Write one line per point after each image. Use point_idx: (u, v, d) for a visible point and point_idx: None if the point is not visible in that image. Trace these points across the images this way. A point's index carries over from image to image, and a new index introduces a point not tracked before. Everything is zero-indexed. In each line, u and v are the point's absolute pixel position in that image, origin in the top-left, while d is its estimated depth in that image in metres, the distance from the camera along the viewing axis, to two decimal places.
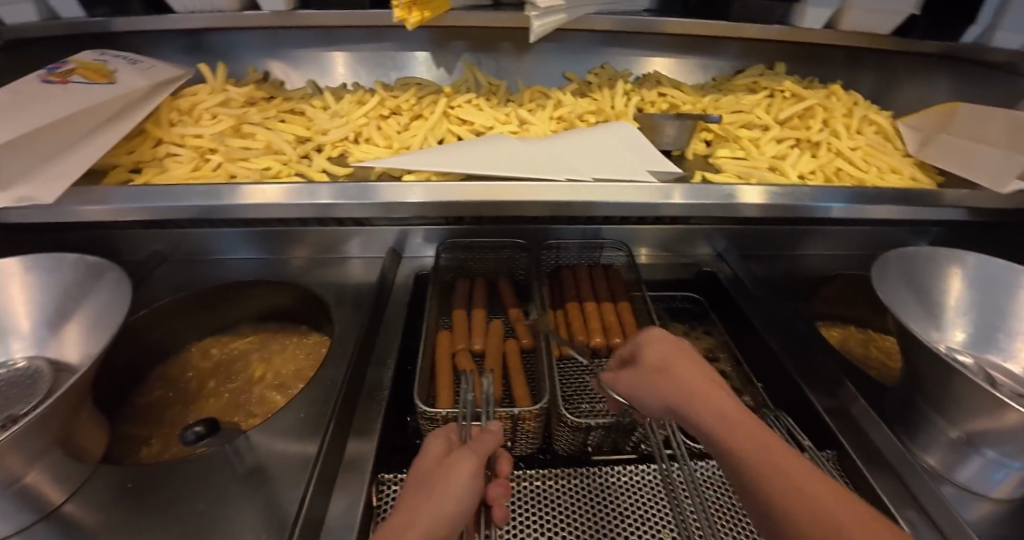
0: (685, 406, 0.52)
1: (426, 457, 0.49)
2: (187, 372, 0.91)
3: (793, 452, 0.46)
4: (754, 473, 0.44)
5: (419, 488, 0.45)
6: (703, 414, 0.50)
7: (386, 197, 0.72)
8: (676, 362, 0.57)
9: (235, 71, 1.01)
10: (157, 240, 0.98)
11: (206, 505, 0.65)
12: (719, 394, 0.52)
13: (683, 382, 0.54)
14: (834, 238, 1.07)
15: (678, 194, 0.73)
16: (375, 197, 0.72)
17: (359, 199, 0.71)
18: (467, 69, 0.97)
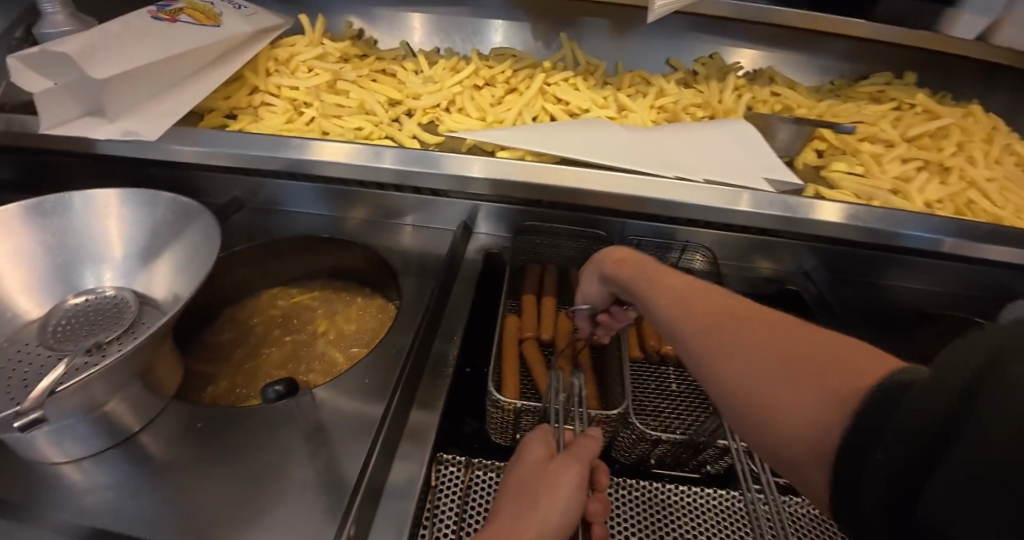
0: (646, 294, 0.54)
1: (529, 460, 0.52)
2: (254, 319, 0.92)
3: (725, 318, 0.45)
4: (699, 334, 0.44)
5: (523, 491, 0.49)
6: (658, 300, 0.52)
7: (450, 168, 0.70)
8: (636, 262, 0.60)
9: (330, 26, 0.99)
10: (237, 186, 0.99)
11: (270, 457, 0.66)
12: (678, 280, 0.53)
13: (643, 271, 0.57)
14: (925, 270, 0.96)
15: (746, 201, 0.68)
16: (439, 167, 0.70)
17: (424, 167, 0.69)
18: (566, 44, 0.92)
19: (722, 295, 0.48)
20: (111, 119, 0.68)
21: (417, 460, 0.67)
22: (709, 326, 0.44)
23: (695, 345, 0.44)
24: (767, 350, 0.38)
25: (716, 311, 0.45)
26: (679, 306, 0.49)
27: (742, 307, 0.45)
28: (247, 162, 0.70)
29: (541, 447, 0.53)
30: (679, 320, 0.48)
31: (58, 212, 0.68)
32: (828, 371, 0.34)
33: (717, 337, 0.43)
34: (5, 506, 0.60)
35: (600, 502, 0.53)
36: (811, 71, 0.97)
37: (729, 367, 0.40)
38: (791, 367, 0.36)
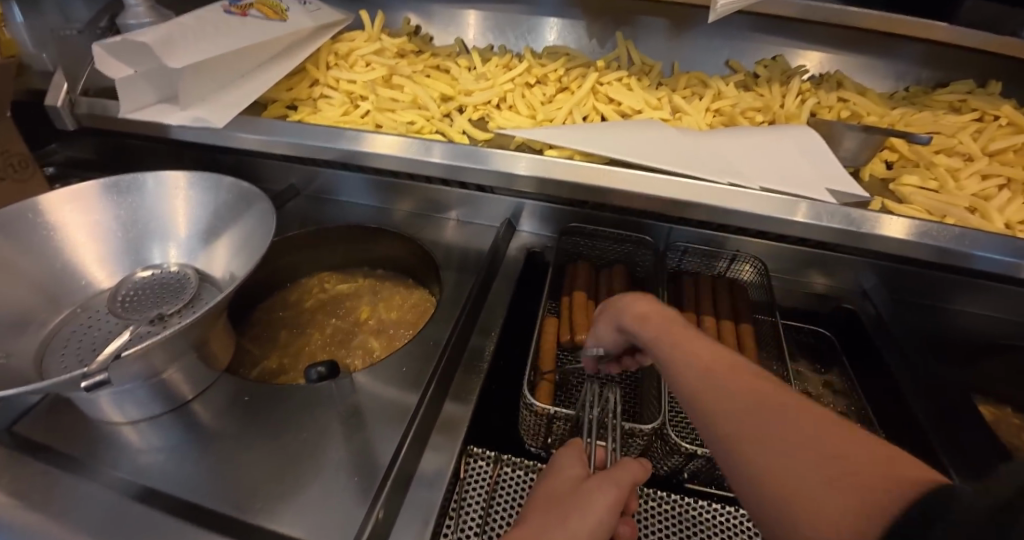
0: (665, 355, 0.54)
1: (564, 475, 0.52)
2: (302, 303, 0.96)
3: (754, 380, 0.46)
4: (719, 409, 0.45)
5: (556, 505, 0.49)
6: (685, 369, 0.50)
7: (495, 164, 0.70)
8: (660, 322, 0.57)
9: (390, 22, 1.01)
10: (294, 174, 1.03)
11: (309, 435, 0.68)
12: (700, 343, 0.53)
13: (664, 327, 0.56)
14: (999, 297, 0.89)
15: (801, 211, 0.65)
16: (485, 163, 0.70)
17: (470, 162, 0.70)
18: (621, 43, 0.90)
19: (756, 373, 0.47)
20: (182, 106, 0.72)
21: (447, 449, 0.68)
22: (744, 409, 0.43)
23: (723, 423, 0.44)
24: (814, 449, 0.38)
25: (752, 393, 0.45)
26: (707, 380, 0.48)
27: (770, 387, 0.45)
28: (306, 151, 0.73)
29: (575, 463, 0.54)
30: (706, 396, 0.47)
31: (133, 190, 0.73)
32: (870, 487, 0.35)
33: (753, 420, 0.42)
34: (72, 459, 0.65)
35: (629, 526, 0.53)
36: (884, 76, 0.92)
37: (765, 460, 0.40)
38: (827, 469, 0.37)
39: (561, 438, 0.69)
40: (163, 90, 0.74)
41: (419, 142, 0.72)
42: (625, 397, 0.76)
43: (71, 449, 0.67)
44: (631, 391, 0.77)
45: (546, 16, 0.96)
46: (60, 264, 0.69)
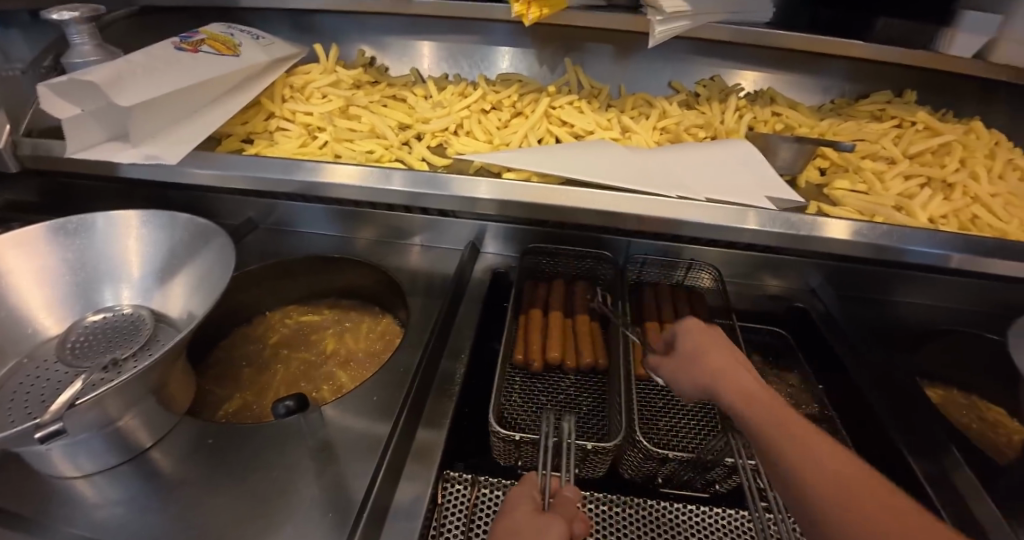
0: (730, 396, 0.53)
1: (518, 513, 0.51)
2: (267, 338, 0.94)
3: (822, 440, 0.47)
4: (788, 454, 0.46)
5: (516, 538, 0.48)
6: (751, 407, 0.51)
7: (456, 190, 0.72)
8: (723, 357, 0.58)
9: (344, 54, 1.03)
10: (252, 207, 1.02)
11: (279, 473, 0.67)
12: (764, 390, 0.53)
13: (726, 366, 0.56)
14: (933, 285, 0.96)
15: (752, 219, 0.69)
16: (444, 189, 0.72)
17: (428, 189, 0.71)
18: (570, 69, 0.94)
19: (821, 434, 0.48)
20: (133, 143, 0.71)
21: (423, 477, 0.67)
22: (822, 464, 0.44)
23: (794, 469, 0.45)
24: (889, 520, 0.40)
25: (810, 450, 0.46)
26: (780, 424, 0.48)
27: (839, 451, 0.46)
28: (263, 184, 0.73)
29: (526, 493, 0.54)
30: (774, 439, 0.47)
31: (82, 232, 0.71)
32: None
33: (823, 479, 0.43)
34: (21, 519, 0.61)
35: None
36: (814, 91, 0.99)
37: (840, 518, 0.41)
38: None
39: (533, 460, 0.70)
40: (114, 128, 0.73)
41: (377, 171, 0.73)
42: (595, 410, 0.77)
43: (19, 508, 0.63)
44: (601, 405, 0.78)
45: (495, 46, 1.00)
46: (3, 312, 0.65)
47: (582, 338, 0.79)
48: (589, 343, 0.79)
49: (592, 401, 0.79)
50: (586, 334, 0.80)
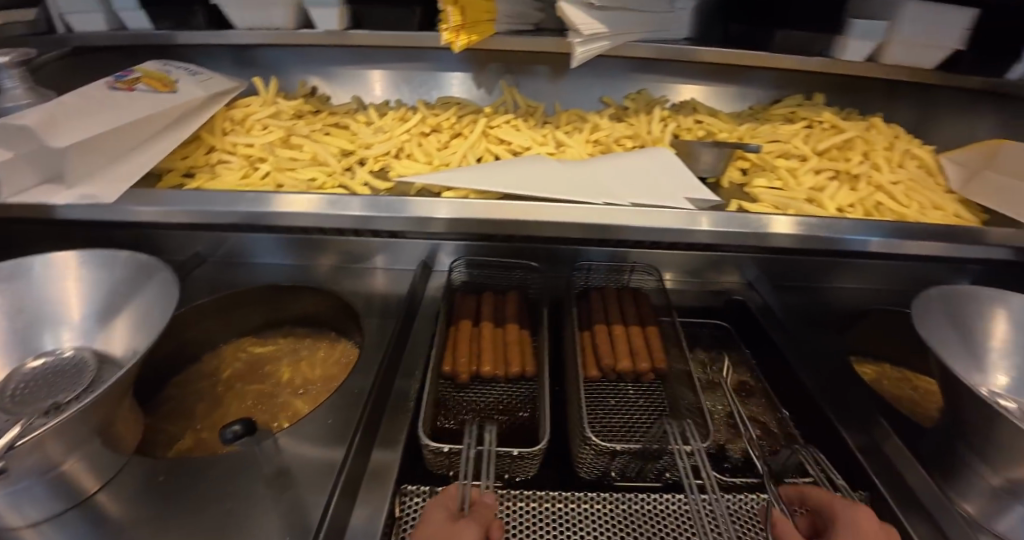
0: None
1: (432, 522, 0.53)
2: (221, 372, 0.93)
3: None
4: None
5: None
6: None
7: (416, 211, 0.74)
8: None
9: (285, 86, 1.05)
10: (199, 242, 1.02)
11: (233, 504, 0.66)
12: None
13: None
14: (863, 271, 1.05)
15: (706, 221, 0.73)
16: (404, 211, 0.74)
17: (389, 212, 0.73)
18: (506, 90, 0.99)
19: None
20: (68, 185, 0.70)
21: (380, 496, 0.67)
22: None
23: None
24: None
25: None
26: None
27: None
28: (205, 217, 0.74)
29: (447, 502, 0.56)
30: None
31: (17, 276, 0.70)
32: None
33: None
34: None
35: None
36: (734, 100, 1.07)
37: None
38: None
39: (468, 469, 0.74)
40: (47, 171, 0.71)
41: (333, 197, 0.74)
42: (527, 417, 0.81)
43: None
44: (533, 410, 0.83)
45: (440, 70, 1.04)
46: None
47: (511, 348, 0.85)
48: (518, 352, 0.85)
49: (527, 403, 0.84)
50: (514, 344, 0.86)
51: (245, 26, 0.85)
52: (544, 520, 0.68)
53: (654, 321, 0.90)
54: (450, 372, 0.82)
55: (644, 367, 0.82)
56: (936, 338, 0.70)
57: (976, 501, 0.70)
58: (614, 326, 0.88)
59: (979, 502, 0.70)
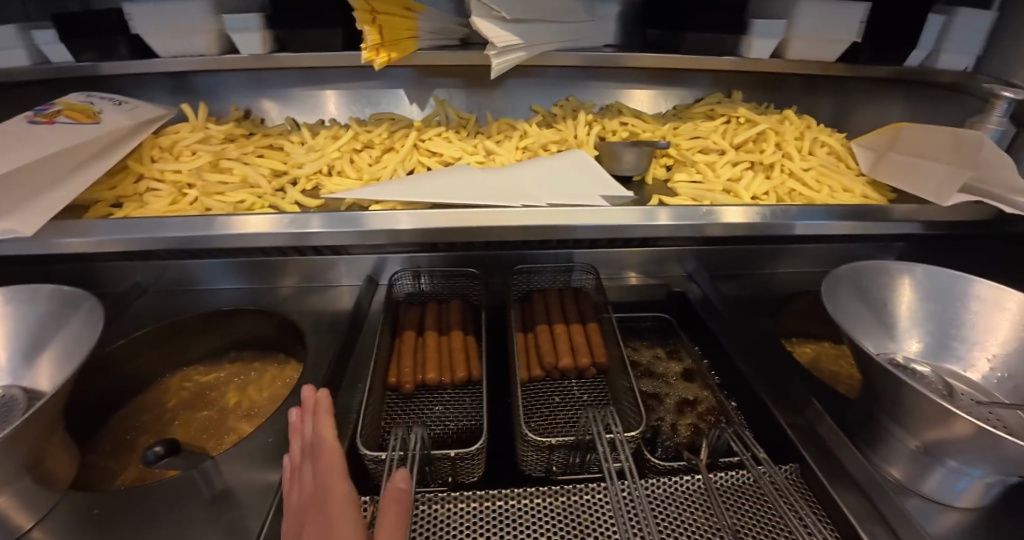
0: None
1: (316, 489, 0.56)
2: (165, 402, 0.92)
3: None
4: None
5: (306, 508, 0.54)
6: None
7: (375, 225, 0.75)
8: None
9: (217, 110, 1.05)
10: (139, 272, 1.01)
11: (170, 530, 0.65)
12: None
13: None
14: (804, 255, 1.11)
15: (663, 215, 0.78)
16: (365, 224, 0.76)
17: (350, 227, 0.75)
18: (438, 104, 1.01)
19: None
20: None
21: None
22: None
23: None
24: None
25: None
26: None
27: None
28: (135, 245, 0.75)
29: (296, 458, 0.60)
30: None
31: None
32: None
33: None
34: None
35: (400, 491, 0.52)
36: (660, 101, 1.12)
37: None
38: None
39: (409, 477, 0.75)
40: None
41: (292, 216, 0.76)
42: (470, 420, 0.83)
43: None
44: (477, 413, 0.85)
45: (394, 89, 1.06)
46: None
47: (456, 353, 0.87)
48: (462, 359, 0.87)
49: (470, 407, 0.86)
50: (460, 350, 0.88)
51: (168, 54, 0.85)
52: (486, 518, 0.69)
53: (595, 318, 0.93)
54: (395, 385, 0.84)
55: (585, 363, 0.85)
56: (847, 313, 0.75)
57: (902, 467, 0.74)
58: (556, 326, 0.91)
59: (903, 466, 0.74)
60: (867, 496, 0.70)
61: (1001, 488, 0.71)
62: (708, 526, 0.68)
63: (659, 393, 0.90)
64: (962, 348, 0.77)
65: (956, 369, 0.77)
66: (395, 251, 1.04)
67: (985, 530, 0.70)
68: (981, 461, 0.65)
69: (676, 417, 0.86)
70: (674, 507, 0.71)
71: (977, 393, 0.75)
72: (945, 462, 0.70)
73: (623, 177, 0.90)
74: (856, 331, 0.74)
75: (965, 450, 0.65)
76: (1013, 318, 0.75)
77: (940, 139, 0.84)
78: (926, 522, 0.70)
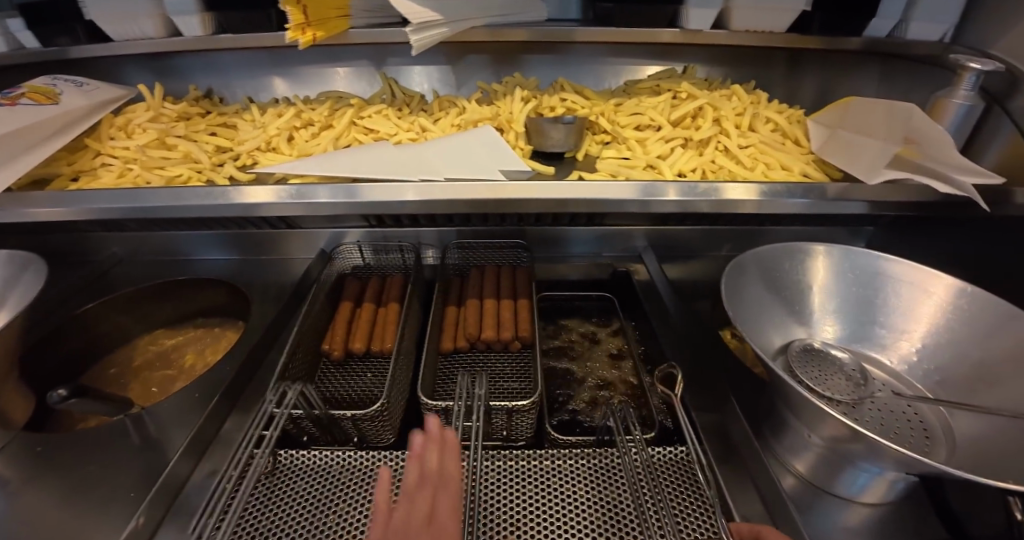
0: None
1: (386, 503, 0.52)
2: (130, 362, 1.00)
3: None
4: None
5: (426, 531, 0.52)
6: None
7: (376, 196, 0.77)
8: None
9: (176, 89, 1.08)
10: (117, 243, 1.11)
11: (96, 468, 0.73)
12: None
13: None
14: (766, 238, 1.07)
15: (673, 192, 0.78)
16: (364, 196, 0.77)
17: (349, 198, 0.76)
18: (384, 82, 1.04)
19: None
20: None
21: (220, 458, 0.74)
22: None
23: None
24: None
25: None
26: None
27: None
28: (79, 214, 0.81)
29: (415, 483, 0.56)
30: None
31: None
32: None
33: None
34: None
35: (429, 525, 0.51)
36: (618, 74, 1.08)
37: None
38: None
39: (318, 437, 0.79)
40: None
41: (297, 188, 0.78)
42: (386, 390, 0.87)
43: None
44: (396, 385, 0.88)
45: (404, 64, 1.07)
46: None
47: (389, 325, 0.90)
48: (391, 330, 0.90)
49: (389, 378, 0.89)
50: (390, 321, 0.91)
51: (123, 38, 0.92)
52: (375, 477, 0.73)
53: (526, 294, 0.94)
54: (326, 352, 0.88)
55: (507, 337, 0.86)
56: (749, 299, 0.74)
57: (805, 460, 0.70)
58: (485, 301, 0.92)
59: (807, 460, 0.70)
60: (762, 499, 0.67)
61: (906, 484, 0.67)
62: (581, 498, 0.70)
63: (585, 371, 0.91)
64: (885, 335, 0.75)
65: (878, 356, 0.75)
66: (354, 224, 1.07)
67: (890, 524, 0.67)
68: (877, 465, 0.61)
69: (595, 396, 0.87)
70: (556, 480, 0.72)
71: (897, 381, 0.72)
72: (844, 459, 0.66)
73: (552, 154, 0.90)
74: (751, 319, 0.73)
75: (855, 451, 0.61)
76: (938, 303, 0.72)
77: (881, 118, 0.82)
78: (829, 521, 0.67)
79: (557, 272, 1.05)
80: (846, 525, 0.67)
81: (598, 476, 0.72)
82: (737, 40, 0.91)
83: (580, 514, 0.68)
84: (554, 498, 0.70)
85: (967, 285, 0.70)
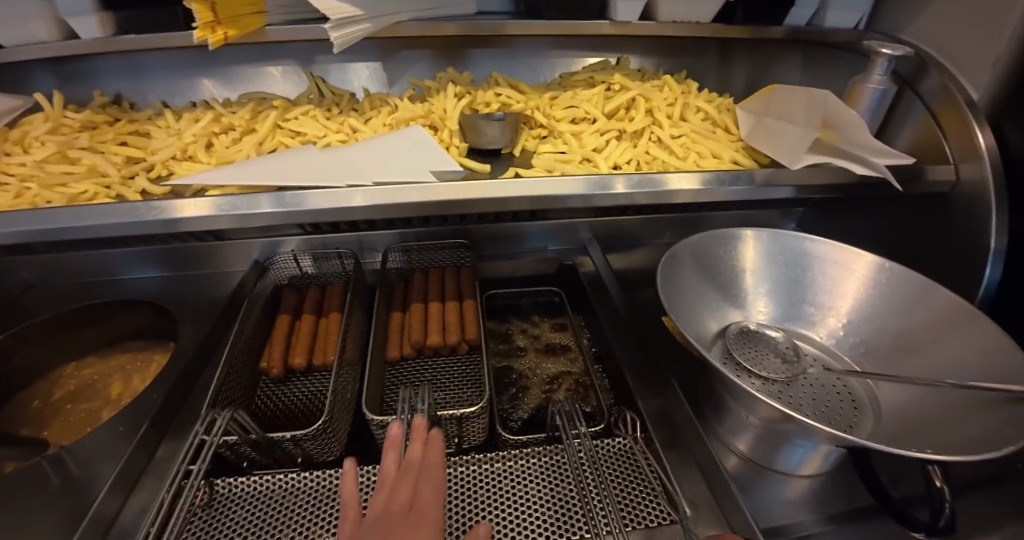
0: None
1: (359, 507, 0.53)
2: (52, 394, 0.92)
3: None
4: None
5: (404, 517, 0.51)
6: None
7: (326, 202, 0.74)
8: None
9: (79, 96, 1.00)
10: (25, 267, 1.01)
11: (10, 519, 0.67)
12: None
13: None
14: (706, 224, 1.09)
15: (619, 184, 0.78)
16: (308, 203, 0.74)
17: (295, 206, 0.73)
18: (309, 81, 0.99)
19: None
20: None
21: (151, 493, 0.69)
22: None
23: None
24: None
25: None
26: None
27: None
28: None
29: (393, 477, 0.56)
30: None
31: None
32: None
33: None
34: None
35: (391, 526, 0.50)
36: (553, 66, 1.08)
37: None
38: None
39: (258, 460, 0.76)
40: None
41: (227, 199, 0.74)
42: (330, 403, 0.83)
43: None
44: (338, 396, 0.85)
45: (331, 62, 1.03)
46: None
47: (329, 335, 0.87)
48: (331, 341, 0.87)
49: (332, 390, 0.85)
50: (331, 331, 0.88)
51: (11, 43, 0.84)
52: (321, 498, 0.70)
53: (471, 294, 0.92)
54: (263, 369, 0.84)
55: (452, 340, 0.84)
56: (686, 288, 0.75)
57: (745, 440, 0.73)
58: (430, 304, 0.90)
59: (746, 439, 0.72)
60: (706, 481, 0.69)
61: (837, 455, 0.70)
62: (532, 498, 0.69)
63: (534, 367, 0.91)
64: (815, 313, 0.78)
65: (810, 334, 0.78)
66: (289, 232, 1.02)
67: (826, 494, 0.70)
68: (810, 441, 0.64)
69: (544, 392, 0.86)
70: (506, 482, 0.71)
71: (827, 356, 0.75)
72: (779, 437, 0.69)
73: (484, 151, 0.88)
74: (689, 307, 0.75)
75: (790, 429, 0.63)
76: (861, 278, 0.75)
77: (802, 104, 0.85)
78: (768, 496, 0.70)
79: (505, 270, 1.04)
80: (785, 499, 0.69)
81: (549, 474, 0.72)
82: (667, 30, 0.91)
83: (531, 515, 0.68)
84: (506, 500, 0.69)
85: (885, 261, 0.73)
